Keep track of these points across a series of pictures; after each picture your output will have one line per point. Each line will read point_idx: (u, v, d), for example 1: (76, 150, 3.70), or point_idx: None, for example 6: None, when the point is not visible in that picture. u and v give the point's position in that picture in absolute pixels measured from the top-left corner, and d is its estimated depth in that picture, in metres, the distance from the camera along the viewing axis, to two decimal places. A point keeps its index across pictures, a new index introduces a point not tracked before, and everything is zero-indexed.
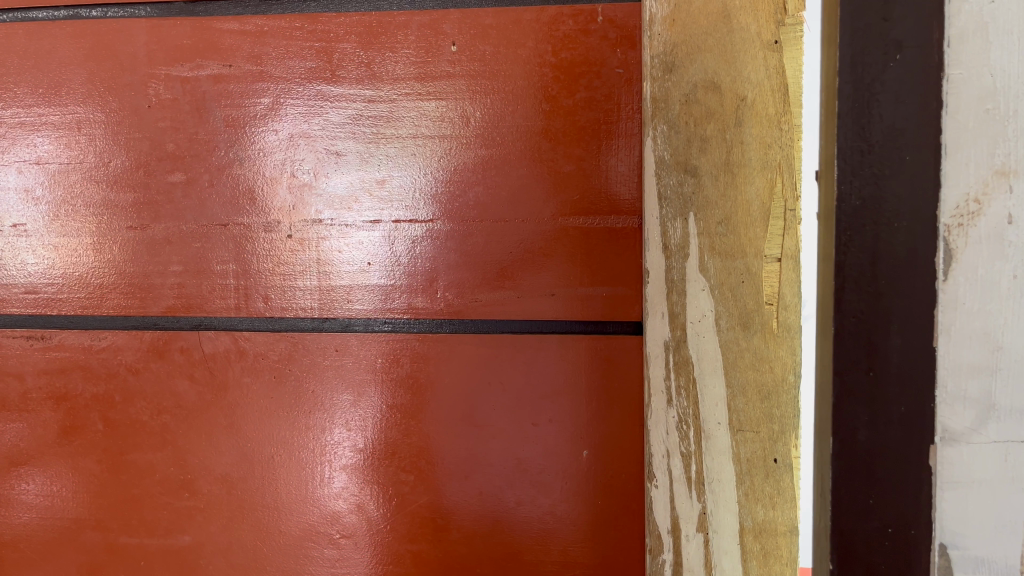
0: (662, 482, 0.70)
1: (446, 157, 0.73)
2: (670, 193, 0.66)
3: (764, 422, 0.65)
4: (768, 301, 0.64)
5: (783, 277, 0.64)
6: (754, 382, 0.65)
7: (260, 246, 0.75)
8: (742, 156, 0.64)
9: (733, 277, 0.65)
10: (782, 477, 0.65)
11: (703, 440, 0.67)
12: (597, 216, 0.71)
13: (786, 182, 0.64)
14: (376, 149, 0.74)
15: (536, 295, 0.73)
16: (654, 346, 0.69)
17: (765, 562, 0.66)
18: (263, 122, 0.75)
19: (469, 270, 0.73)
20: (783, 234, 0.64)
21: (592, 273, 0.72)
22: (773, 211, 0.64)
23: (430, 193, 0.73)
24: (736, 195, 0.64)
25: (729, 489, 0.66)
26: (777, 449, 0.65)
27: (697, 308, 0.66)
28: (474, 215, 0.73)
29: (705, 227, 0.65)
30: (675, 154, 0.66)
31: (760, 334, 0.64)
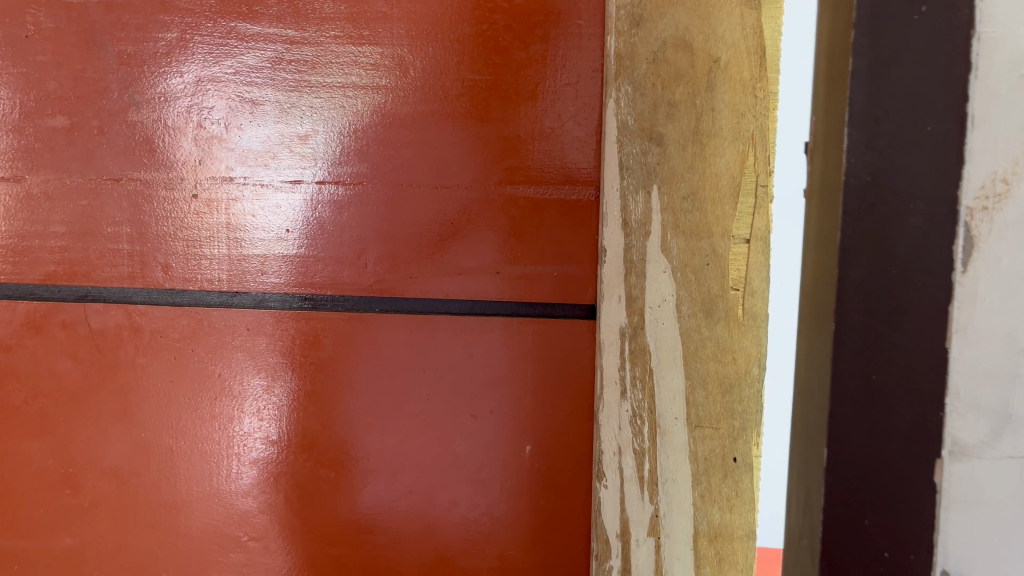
0: (611, 482, 0.63)
1: (379, 112, 0.64)
2: (632, 162, 0.59)
3: (724, 418, 0.60)
4: (733, 286, 0.59)
5: (750, 260, 0.58)
6: (716, 374, 0.60)
7: (160, 207, 0.66)
8: (713, 125, 0.58)
9: (697, 259, 0.59)
10: (741, 479, 0.60)
11: (658, 436, 0.61)
12: (551, 185, 0.64)
13: (758, 156, 0.58)
14: (300, 101, 0.64)
15: (478, 272, 0.65)
16: (608, 332, 0.62)
17: (720, 568, 0.61)
18: (166, 61, 0.64)
19: (403, 242, 0.65)
20: (754, 213, 0.58)
21: (543, 249, 0.65)
22: (743, 187, 0.58)
23: (360, 154, 0.65)
24: (704, 169, 0.58)
25: (684, 490, 0.61)
26: (736, 448, 0.60)
27: (657, 292, 0.60)
28: (411, 179, 0.65)
29: (669, 202, 0.59)
30: (640, 119, 0.58)
31: (724, 322, 0.59)
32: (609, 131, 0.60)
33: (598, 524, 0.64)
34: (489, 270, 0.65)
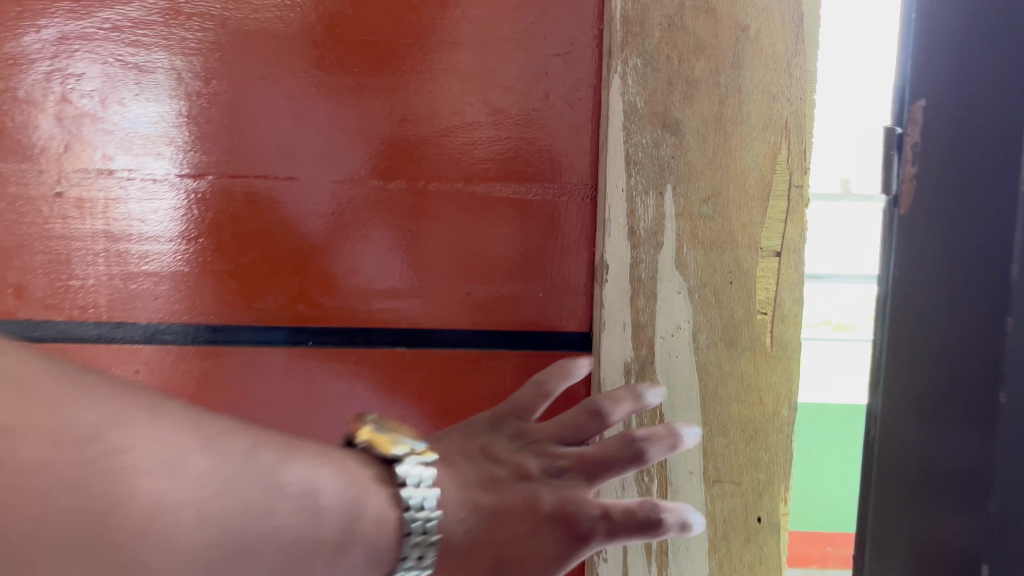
0: (611, 555, 0.51)
1: (314, 86, 0.50)
2: (641, 156, 0.47)
3: (747, 469, 0.49)
4: (760, 309, 0.48)
5: (781, 278, 0.48)
6: (739, 417, 0.49)
7: (10, 208, 0.49)
8: (739, 110, 0.47)
9: (718, 276, 0.48)
10: (767, 542, 0.50)
11: (669, 495, 0.50)
12: (536, 183, 0.51)
13: (791, 149, 0.47)
14: (211, 69, 0.49)
15: (442, 293, 0.52)
16: (607, 373, 0.49)
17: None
18: (15, 11, 0.48)
19: (344, 258, 0.51)
20: (786, 220, 0.47)
21: (525, 264, 0.52)
22: (774, 186, 0.47)
23: (288, 142, 0.50)
24: (728, 163, 0.47)
25: (699, 559, 0.50)
26: (761, 506, 0.50)
27: (670, 318, 0.48)
28: (355, 176, 0.51)
29: (686, 206, 0.47)
30: (651, 101, 0.46)
31: (750, 354, 0.48)
32: (610, 117, 0.47)
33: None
34: (457, 291, 0.52)
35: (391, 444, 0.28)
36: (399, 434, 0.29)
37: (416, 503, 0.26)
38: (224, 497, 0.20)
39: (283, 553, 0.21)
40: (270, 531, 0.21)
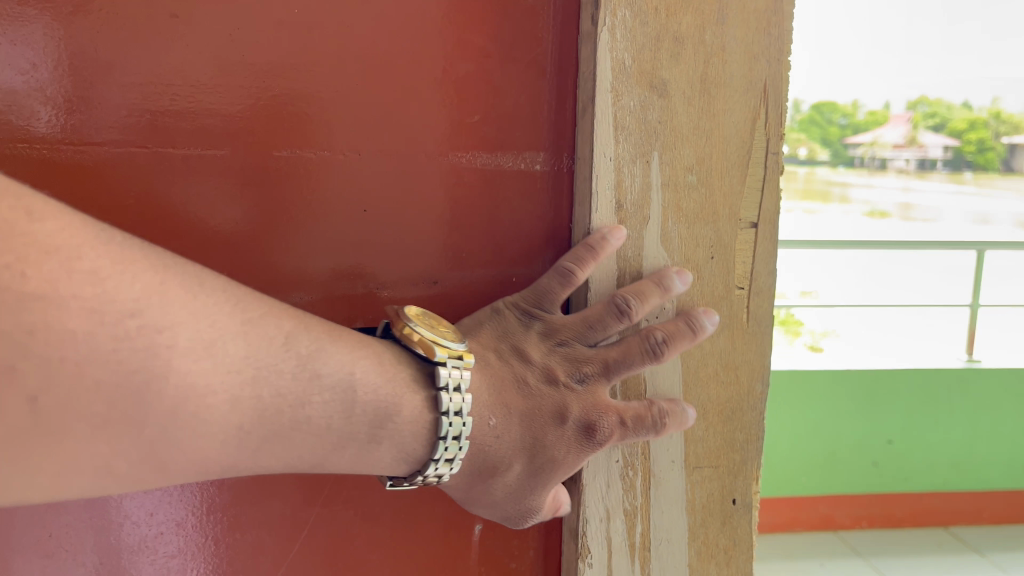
0: (596, 558, 0.48)
1: (217, 72, 0.43)
2: (629, 119, 0.44)
3: (723, 452, 0.49)
4: (738, 284, 0.47)
5: (757, 250, 0.47)
6: (718, 399, 0.48)
7: None
8: (723, 71, 0.44)
9: (699, 251, 0.46)
10: (740, 523, 0.50)
11: (652, 488, 0.48)
12: (476, 157, 0.47)
13: (770, 115, 0.46)
14: (77, 52, 0.41)
15: (383, 279, 0.48)
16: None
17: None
18: None
19: (279, 243, 0.46)
20: (763, 189, 0.46)
21: (478, 242, 0.49)
22: (753, 153, 0.46)
23: (189, 138, 0.43)
24: (711, 128, 0.45)
25: (679, 551, 0.49)
26: (736, 488, 0.49)
27: None
28: (288, 148, 0.45)
29: (671, 174, 0.45)
30: (640, 58, 0.43)
31: (729, 333, 0.47)
32: (594, 77, 0.43)
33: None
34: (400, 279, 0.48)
35: (436, 347, 0.38)
36: (438, 333, 0.39)
37: (452, 392, 0.38)
38: (231, 370, 0.31)
39: (223, 448, 0.32)
40: (214, 420, 0.31)
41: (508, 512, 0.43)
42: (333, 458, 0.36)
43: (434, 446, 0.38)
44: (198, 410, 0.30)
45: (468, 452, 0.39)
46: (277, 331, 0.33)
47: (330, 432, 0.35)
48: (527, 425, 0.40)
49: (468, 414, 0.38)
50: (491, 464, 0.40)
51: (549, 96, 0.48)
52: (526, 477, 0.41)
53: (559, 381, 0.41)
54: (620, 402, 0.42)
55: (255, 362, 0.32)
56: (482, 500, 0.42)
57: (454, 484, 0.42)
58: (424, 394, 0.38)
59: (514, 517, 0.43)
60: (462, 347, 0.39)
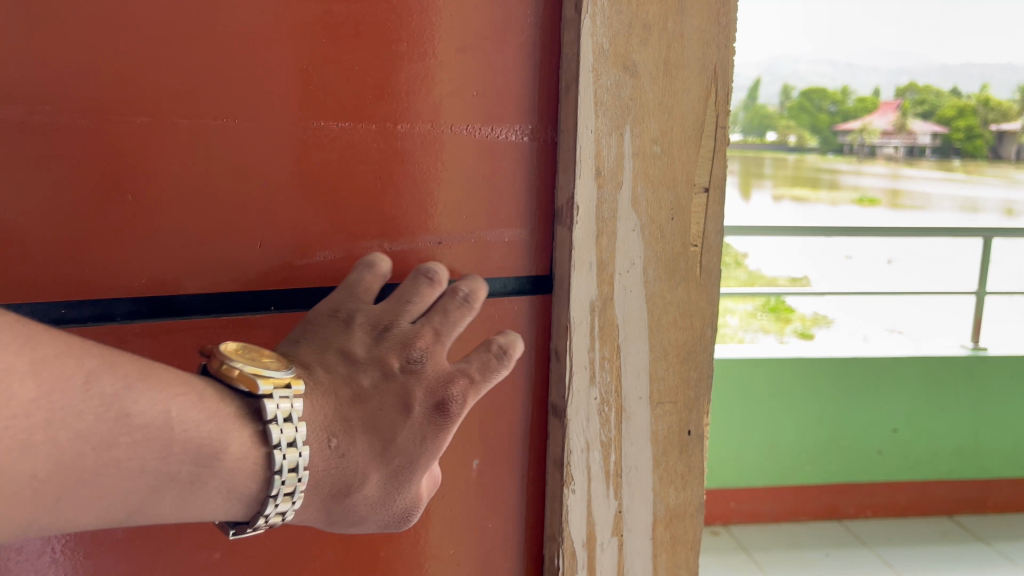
0: (578, 485, 0.52)
1: (56, 75, 0.42)
2: (606, 95, 0.48)
3: (680, 389, 0.54)
4: (693, 241, 0.52)
5: (708, 214, 0.52)
6: (677, 342, 0.53)
7: None
8: (681, 55, 0.49)
9: (664, 212, 0.51)
10: (694, 452, 0.55)
11: (623, 420, 0.53)
12: (328, 125, 0.49)
13: (719, 95, 0.51)
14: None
15: (288, 251, 0.50)
16: (574, 313, 0.50)
17: (674, 553, 0.56)
18: None
19: (181, 223, 0.47)
20: (714, 160, 0.51)
21: (360, 204, 0.51)
22: (706, 129, 0.51)
23: (40, 147, 0.43)
24: (674, 107, 0.50)
25: (645, 476, 0.54)
26: (689, 420, 0.55)
27: (627, 256, 0.50)
28: (186, 131, 0.46)
29: (640, 146, 0.49)
30: (616, 42, 0.47)
31: (686, 283, 0.52)
32: (576, 57, 0.48)
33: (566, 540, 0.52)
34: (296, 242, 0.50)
35: (260, 380, 0.36)
36: (258, 364, 0.37)
37: (284, 423, 0.36)
38: (12, 415, 0.27)
39: (10, 502, 0.28)
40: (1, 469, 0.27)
41: (384, 520, 0.42)
42: (151, 503, 0.32)
43: (268, 482, 0.36)
44: (23, 457, 0.28)
45: (308, 487, 0.38)
46: (75, 368, 0.29)
47: (174, 481, 0.32)
48: (364, 441, 0.40)
49: (304, 444, 0.37)
50: (342, 490, 0.40)
51: (527, 81, 0.54)
52: (383, 492, 0.41)
53: (395, 370, 0.43)
54: (452, 365, 0.44)
55: (53, 399, 0.28)
56: (349, 526, 0.42)
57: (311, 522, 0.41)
58: (253, 428, 0.35)
59: (395, 521, 0.42)
60: (286, 374, 0.38)
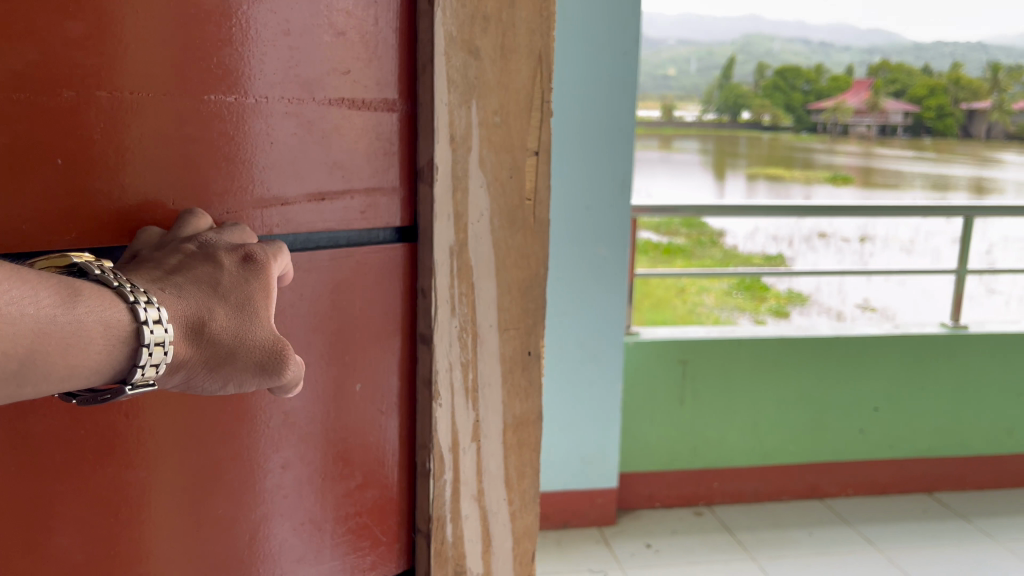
0: (444, 399, 0.62)
1: None
2: (457, 74, 0.57)
3: (520, 318, 0.64)
4: (528, 196, 0.62)
5: (539, 173, 0.63)
6: (518, 281, 0.63)
7: None
8: (514, 42, 0.59)
9: (503, 171, 0.60)
10: (534, 367, 0.66)
11: (478, 351, 0.62)
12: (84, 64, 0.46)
13: (545, 74, 0.62)
14: None
15: (62, 195, 0.47)
16: (439, 255, 0.59)
17: (521, 454, 0.66)
18: None
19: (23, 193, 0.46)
20: (542, 126, 0.62)
21: (134, 137, 0.49)
22: (533, 100, 0.61)
23: None
24: (508, 84, 0.60)
25: (497, 389, 0.64)
26: (530, 343, 0.65)
27: (476, 206, 0.60)
28: None
29: (485, 117, 0.59)
30: (460, 29, 0.57)
31: (524, 230, 0.62)
32: (432, 43, 0.57)
33: (436, 446, 0.62)
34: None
35: None
36: None
37: None
38: None
39: None
40: None
41: (97, 360, 0.38)
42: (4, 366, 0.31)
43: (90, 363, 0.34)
44: None
45: (171, 322, 0.41)
46: None
47: (54, 321, 0.36)
48: (194, 285, 0.44)
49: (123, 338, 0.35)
50: (198, 323, 0.43)
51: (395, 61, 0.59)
52: (236, 314, 0.44)
53: (123, 280, 0.40)
54: (41, 281, 0.36)
55: None
56: (205, 386, 0.45)
57: (169, 381, 0.43)
58: None
59: None
60: None
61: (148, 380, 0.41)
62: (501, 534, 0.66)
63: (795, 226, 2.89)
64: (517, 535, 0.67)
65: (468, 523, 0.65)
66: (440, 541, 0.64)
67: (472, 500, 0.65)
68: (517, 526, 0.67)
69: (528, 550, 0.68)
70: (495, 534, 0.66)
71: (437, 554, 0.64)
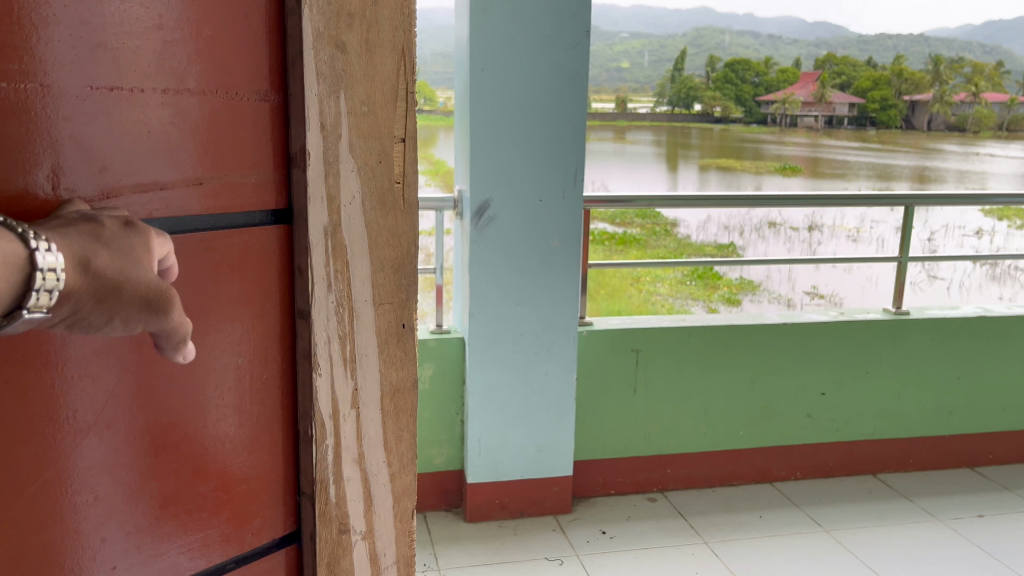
0: (325, 369, 0.57)
1: None
2: (326, 67, 0.54)
3: (394, 292, 0.61)
4: (398, 178, 0.59)
5: (404, 161, 0.60)
6: (390, 259, 0.60)
7: None
8: (378, 38, 0.56)
9: (373, 159, 0.57)
10: (410, 339, 0.63)
11: (353, 321, 0.58)
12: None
13: (409, 69, 0.59)
14: None
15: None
16: (312, 235, 0.55)
17: (398, 419, 0.63)
18: None
19: None
20: (407, 114, 0.59)
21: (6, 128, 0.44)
22: (399, 92, 0.58)
23: None
24: (374, 78, 0.56)
25: (374, 357, 0.60)
26: (405, 314, 0.62)
27: (347, 190, 0.56)
28: None
29: (352, 107, 0.56)
30: (326, 25, 0.54)
31: (394, 212, 0.59)
32: (299, 40, 0.53)
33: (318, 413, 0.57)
34: (34, 188, 0.45)
35: None
36: None
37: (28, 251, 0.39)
38: None
39: None
40: None
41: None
42: None
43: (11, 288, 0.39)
44: None
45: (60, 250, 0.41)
46: None
47: None
48: (70, 232, 0.43)
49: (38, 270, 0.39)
50: (80, 259, 0.42)
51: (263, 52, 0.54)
52: (119, 256, 0.44)
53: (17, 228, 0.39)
54: None
55: None
56: (91, 322, 0.43)
57: (57, 315, 0.41)
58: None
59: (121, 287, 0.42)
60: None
61: (42, 308, 0.40)
62: (382, 495, 0.63)
63: (744, 217, 2.94)
64: (396, 493, 0.64)
65: (350, 482, 0.60)
66: (323, 505, 0.59)
67: (353, 463, 0.61)
68: (395, 486, 0.64)
69: (405, 508, 0.65)
70: (376, 494, 0.63)
71: (320, 515, 0.59)
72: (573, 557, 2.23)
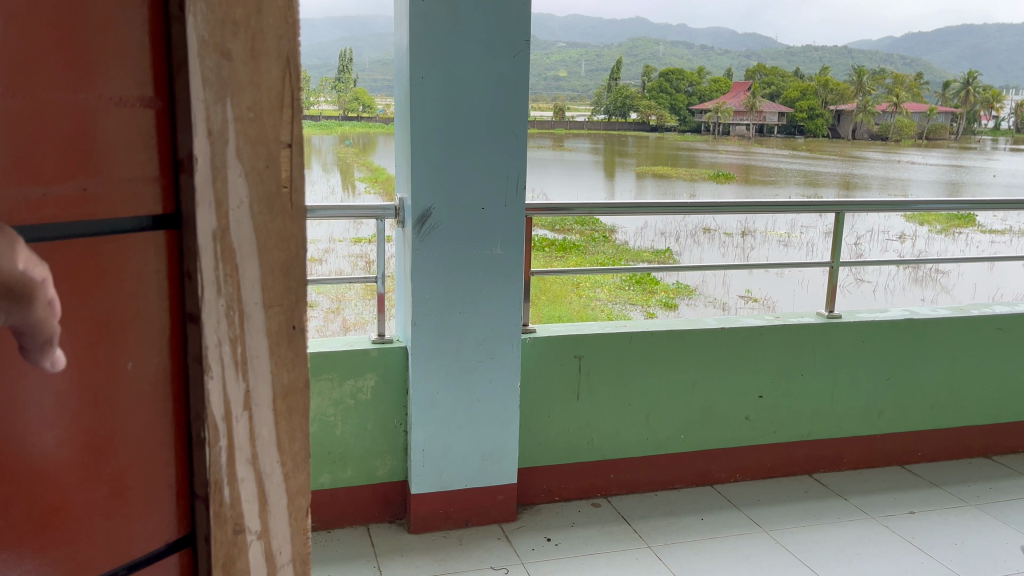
0: (216, 371, 0.56)
1: None
2: (212, 74, 0.52)
3: (285, 294, 0.59)
4: (285, 183, 0.58)
5: (293, 164, 0.58)
6: (280, 262, 0.58)
7: None
8: (264, 44, 0.54)
9: (261, 162, 0.56)
10: (301, 341, 0.61)
11: (244, 324, 0.57)
12: None
13: (294, 75, 0.57)
14: None
15: None
16: (200, 239, 0.54)
17: (292, 420, 0.62)
18: None
19: None
20: (293, 118, 0.57)
21: None
22: (285, 96, 0.56)
23: None
24: (261, 85, 0.55)
25: (265, 360, 0.59)
26: (296, 316, 0.60)
27: (234, 193, 0.55)
28: None
29: (240, 114, 0.54)
30: (212, 33, 0.52)
31: (283, 215, 0.58)
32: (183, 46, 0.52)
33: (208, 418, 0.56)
34: None
35: None
36: None
37: None
38: None
39: None
40: None
41: None
42: None
43: None
44: None
45: None
46: None
47: None
48: None
49: None
50: None
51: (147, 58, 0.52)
52: None
53: None
54: None
55: None
56: None
57: None
58: None
59: None
60: None
61: None
62: (277, 495, 0.62)
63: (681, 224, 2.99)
64: (292, 493, 0.63)
65: (244, 483, 0.59)
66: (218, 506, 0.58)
67: (247, 464, 0.60)
68: (291, 485, 0.63)
69: (302, 507, 0.64)
70: (272, 495, 0.61)
71: (214, 516, 0.58)
72: (518, 566, 2.24)
